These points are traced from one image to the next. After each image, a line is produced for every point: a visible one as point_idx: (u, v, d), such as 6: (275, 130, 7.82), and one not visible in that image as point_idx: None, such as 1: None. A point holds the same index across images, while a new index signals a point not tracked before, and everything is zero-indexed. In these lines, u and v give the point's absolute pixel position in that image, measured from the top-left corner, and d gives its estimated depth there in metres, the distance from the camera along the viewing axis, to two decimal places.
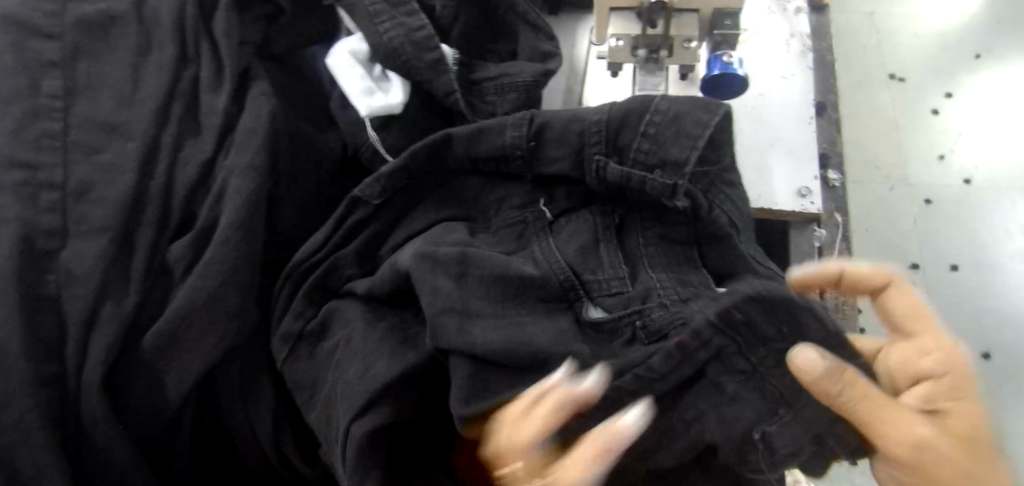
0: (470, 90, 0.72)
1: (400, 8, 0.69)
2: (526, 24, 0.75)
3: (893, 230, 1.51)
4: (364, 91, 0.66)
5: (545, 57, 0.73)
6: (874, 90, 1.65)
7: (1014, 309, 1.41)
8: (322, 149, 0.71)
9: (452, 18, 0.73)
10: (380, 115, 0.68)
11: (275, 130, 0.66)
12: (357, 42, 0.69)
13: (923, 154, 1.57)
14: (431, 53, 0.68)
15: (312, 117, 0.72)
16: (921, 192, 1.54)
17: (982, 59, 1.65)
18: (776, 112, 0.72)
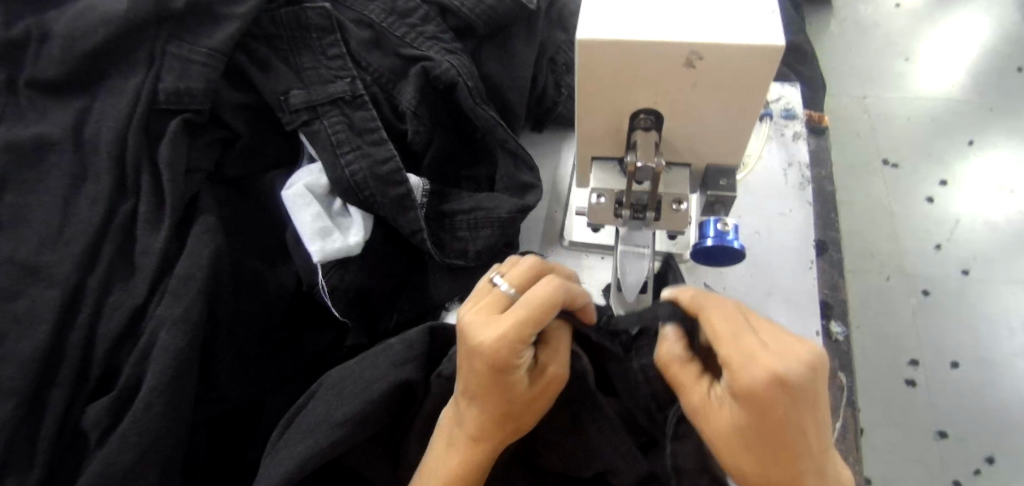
0: (441, 223, 0.66)
1: (366, 136, 0.64)
2: (505, 151, 0.68)
3: (892, 322, 1.44)
4: (318, 231, 0.60)
5: (523, 189, 0.67)
6: (866, 175, 1.62)
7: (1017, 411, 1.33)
8: (273, 288, 0.64)
9: (425, 145, 0.67)
10: (335, 257, 0.61)
11: (216, 271, 0.60)
12: (316, 174, 0.63)
13: (918, 242, 1.52)
14: (397, 188, 0.62)
15: (265, 249, 0.66)
16: (919, 283, 1.48)
17: (974, 146, 1.62)
18: (771, 260, 0.67)
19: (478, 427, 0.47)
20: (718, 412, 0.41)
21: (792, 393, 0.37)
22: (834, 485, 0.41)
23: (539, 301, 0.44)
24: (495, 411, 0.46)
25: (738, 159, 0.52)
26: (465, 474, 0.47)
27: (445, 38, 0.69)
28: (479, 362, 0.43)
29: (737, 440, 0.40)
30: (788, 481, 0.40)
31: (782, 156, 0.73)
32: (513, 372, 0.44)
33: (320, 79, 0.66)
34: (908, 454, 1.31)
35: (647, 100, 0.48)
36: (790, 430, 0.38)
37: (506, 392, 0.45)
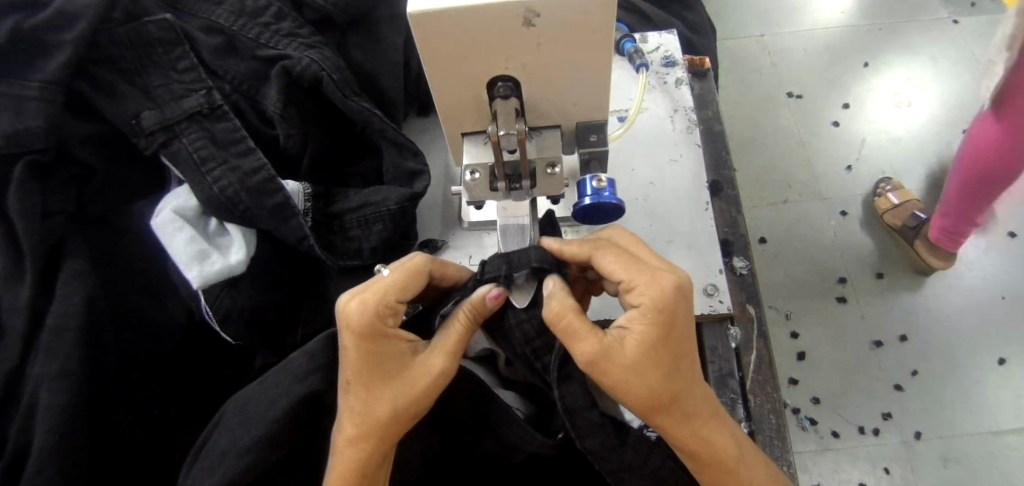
0: (328, 224, 0.63)
1: (231, 148, 0.60)
2: (386, 141, 0.65)
3: (817, 246, 1.47)
4: (195, 256, 0.56)
5: (410, 177, 0.66)
6: (775, 110, 1.66)
7: (940, 308, 1.37)
8: (163, 323, 0.61)
9: (300, 147, 0.64)
10: (219, 280, 0.58)
11: (92, 315, 0.55)
12: (187, 197, 0.59)
13: (831, 167, 1.57)
14: (273, 196, 0.58)
15: (146, 282, 0.61)
16: (837, 206, 1.52)
17: (870, 66, 1.68)
18: (668, 209, 0.67)
19: (356, 424, 0.45)
20: (617, 339, 0.45)
21: (672, 306, 0.45)
22: (704, 390, 0.48)
23: (404, 270, 0.48)
24: (371, 399, 0.45)
25: (604, 113, 0.51)
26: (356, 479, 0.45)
27: (303, 33, 0.65)
28: (349, 333, 0.46)
29: (638, 357, 0.44)
30: (679, 388, 0.45)
31: (665, 105, 0.74)
32: (381, 340, 0.46)
33: (172, 95, 0.60)
34: (849, 366, 1.34)
35: (500, 67, 0.46)
36: (675, 338, 0.45)
37: (378, 364, 0.46)
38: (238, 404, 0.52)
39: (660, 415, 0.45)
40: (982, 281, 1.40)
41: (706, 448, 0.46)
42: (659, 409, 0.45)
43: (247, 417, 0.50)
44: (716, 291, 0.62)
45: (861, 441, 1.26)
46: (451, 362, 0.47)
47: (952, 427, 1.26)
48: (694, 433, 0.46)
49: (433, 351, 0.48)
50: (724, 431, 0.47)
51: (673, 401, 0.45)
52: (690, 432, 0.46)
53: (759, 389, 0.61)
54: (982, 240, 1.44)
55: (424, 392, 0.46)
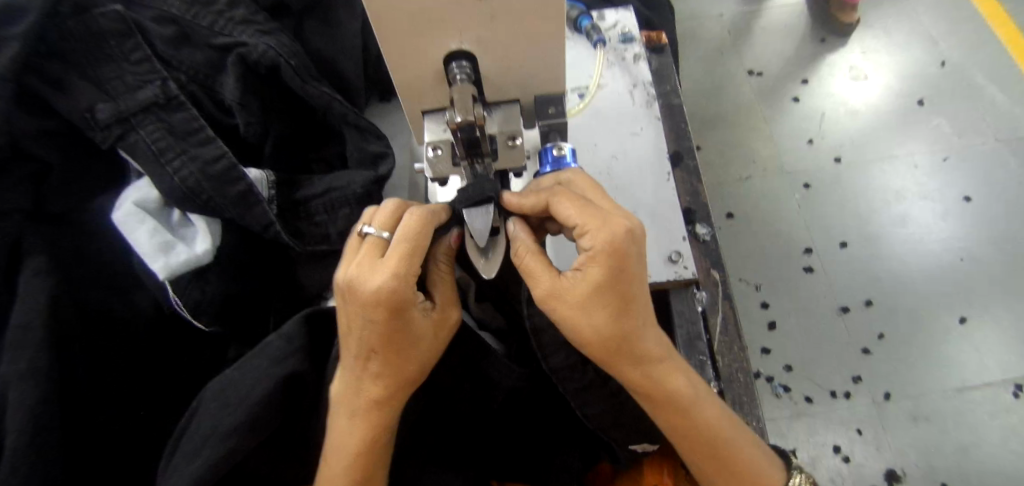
0: (294, 211, 0.63)
1: (190, 139, 0.59)
2: (348, 126, 0.66)
3: (783, 219, 1.51)
4: (159, 247, 0.56)
5: (375, 160, 0.66)
6: (737, 88, 1.69)
7: (903, 272, 1.42)
8: (131, 318, 0.60)
9: (262, 135, 0.64)
10: (186, 270, 0.57)
11: (57, 312, 0.54)
12: (148, 188, 0.58)
13: (793, 141, 1.60)
14: (236, 185, 0.58)
15: (112, 278, 0.60)
16: (800, 178, 1.56)
17: (827, 42, 1.72)
18: (631, 181, 0.68)
19: (385, 386, 0.48)
20: (570, 281, 0.46)
21: (623, 251, 0.45)
22: (658, 330, 0.49)
23: (410, 228, 0.46)
24: (400, 365, 0.47)
25: (561, 85, 0.52)
26: (379, 436, 0.49)
27: (258, 19, 0.65)
28: (377, 306, 0.44)
29: (589, 298, 0.46)
30: (631, 328, 0.47)
31: (624, 80, 0.75)
32: (408, 310, 0.45)
33: (127, 88, 0.59)
34: (819, 333, 1.38)
35: (455, 41, 0.47)
36: (626, 281, 0.46)
37: (403, 332, 0.46)
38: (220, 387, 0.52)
39: (617, 356, 0.47)
40: (941, 244, 1.44)
41: (658, 387, 0.48)
42: (613, 349, 0.47)
43: (228, 400, 0.50)
44: (682, 257, 0.64)
45: (833, 405, 1.31)
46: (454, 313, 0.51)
47: (918, 387, 1.31)
48: (648, 374, 0.48)
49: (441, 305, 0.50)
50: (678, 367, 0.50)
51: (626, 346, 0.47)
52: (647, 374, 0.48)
53: (726, 350, 0.63)
54: (939, 205, 1.49)
55: (440, 344, 0.50)
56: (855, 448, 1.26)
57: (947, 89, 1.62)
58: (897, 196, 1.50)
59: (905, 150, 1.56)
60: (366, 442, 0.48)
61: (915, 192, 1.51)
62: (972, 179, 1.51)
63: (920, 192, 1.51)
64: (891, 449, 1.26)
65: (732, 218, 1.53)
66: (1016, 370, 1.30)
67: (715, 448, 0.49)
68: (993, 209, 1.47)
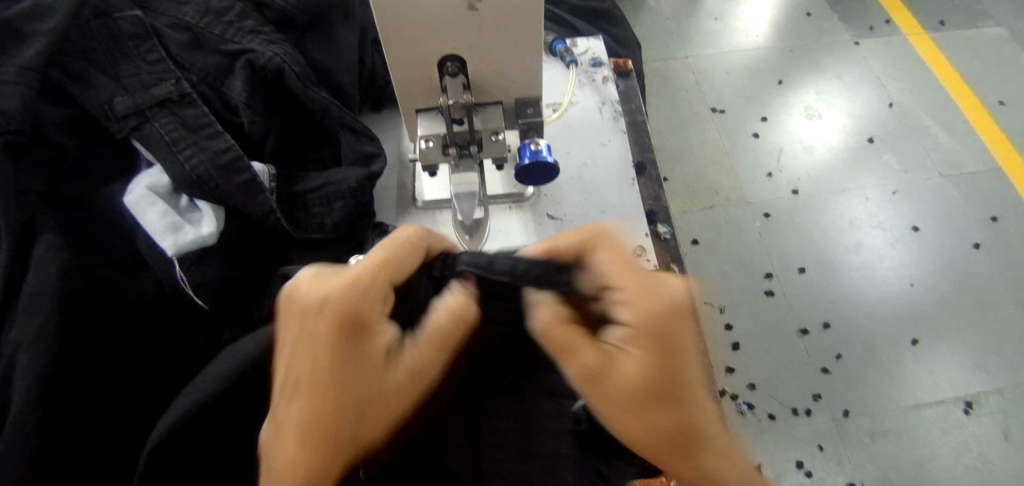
0: (293, 203, 0.69)
1: (200, 132, 0.65)
2: (344, 128, 0.72)
3: (746, 245, 1.61)
4: (167, 227, 0.61)
5: (367, 159, 0.72)
6: (701, 124, 1.81)
7: (856, 296, 1.52)
8: (134, 298, 0.64)
9: (264, 133, 0.70)
10: (191, 251, 0.62)
11: (68, 285, 0.59)
12: (160, 175, 0.64)
13: (754, 173, 1.72)
14: (241, 174, 0.64)
15: (119, 259, 0.65)
16: (761, 208, 1.66)
17: (784, 84, 1.86)
18: (600, 185, 0.75)
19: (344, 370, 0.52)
20: (618, 355, 0.45)
21: (678, 313, 0.46)
22: (710, 416, 0.47)
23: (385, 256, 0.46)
24: None
25: (537, 90, 0.59)
26: None
27: (265, 30, 0.72)
28: (327, 312, 0.43)
29: (637, 377, 0.44)
30: (681, 416, 0.45)
31: (594, 98, 0.83)
32: (360, 323, 0.44)
33: (143, 84, 0.65)
34: (779, 353, 1.46)
35: (447, 47, 0.54)
36: (670, 352, 0.45)
37: (353, 355, 0.43)
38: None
39: (668, 450, 0.45)
40: (891, 270, 1.55)
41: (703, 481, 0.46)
42: (677, 431, 0.44)
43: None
44: (644, 251, 0.71)
45: (795, 421, 1.37)
46: (426, 362, 0.45)
47: (875, 404, 1.38)
48: (694, 465, 0.46)
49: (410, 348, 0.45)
50: (734, 462, 0.47)
51: (678, 430, 0.45)
52: (693, 467, 0.46)
53: None
54: (888, 234, 1.60)
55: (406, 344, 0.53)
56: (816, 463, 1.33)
57: (894, 129, 1.76)
58: (851, 225, 1.62)
59: (856, 184, 1.68)
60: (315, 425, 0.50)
61: (868, 222, 1.62)
62: (919, 211, 1.63)
63: (870, 222, 1.62)
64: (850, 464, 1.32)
65: (697, 244, 1.62)
66: (962, 387, 1.39)
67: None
68: (939, 238, 1.59)
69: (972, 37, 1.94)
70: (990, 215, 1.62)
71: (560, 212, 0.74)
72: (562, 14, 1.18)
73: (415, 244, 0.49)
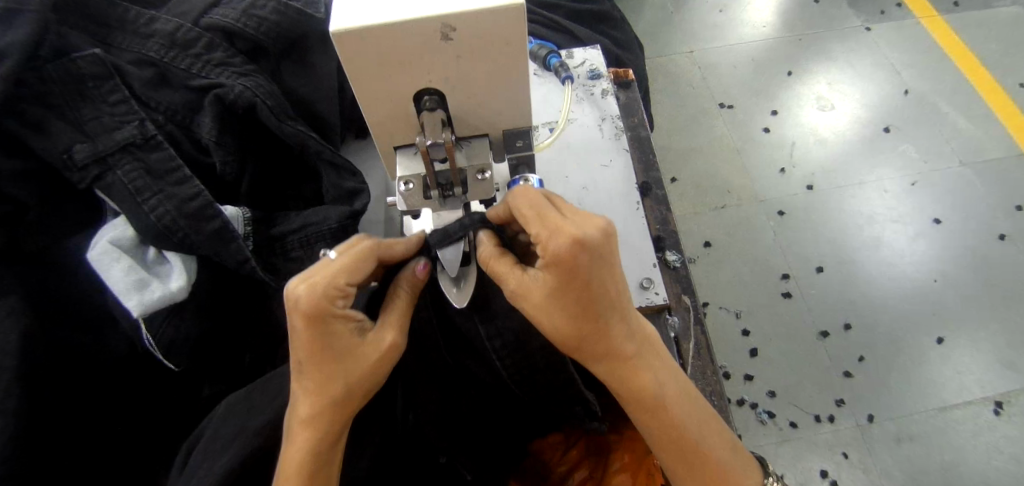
0: (271, 247, 0.64)
1: (166, 178, 0.60)
2: (324, 162, 0.67)
3: (760, 246, 1.54)
4: (133, 284, 0.56)
5: (350, 196, 0.67)
6: (708, 121, 1.74)
7: (878, 295, 1.45)
8: (104, 358, 0.60)
9: (238, 174, 0.65)
10: (160, 309, 0.57)
11: (29, 353, 0.55)
12: (124, 227, 0.59)
13: (766, 170, 1.65)
14: (211, 222, 0.59)
15: (88, 317, 0.61)
16: (774, 206, 1.59)
17: (794, 74, 1.79)
18: (602, 210, 0.70)
19: (314, 405, 0.47)
20: (528, 286, 0.48)
21: (597, 248, 0.46)
22: (631, 331, 0.50)
23: (354, 253, 0.48)
24: (329, 380, 0.47)
25: (527, 120, 0.54)
26: (315, 452, 0.47)
27: (235, 62, 0.67)
28: (296, 315, 0.46)
29: (546, 304, 0.48)
30: (591, 332, 0.49)
31: (593, 115, 0.78)
32: (330, 322, 0.47)
33: (104, 129, 0.61)
34: (800, 358, 1.39)
35: (423, 81, 0.48)
36: (584, 285, 0.46)
37: (332, 347, 0.47)
38: (222, 416, 0.52)
39: (587, 355, 0.50)
40: (913, 266, 1.48)
41: (624, 386, 0.50)
42: (587, 340, 0.49)
43: (219, 446, 0.49)
44: (651, 283, 0.65)
45: (818, 429, 1.31)
46: (395, 337, 0.50)
47: (900, 408, 1.32)
48: (615, 371, 0.50)
49: (378, 329, 0.50)
50: (660, 370, 0.52)
51: (592, 343, 0.49)
52: (614, 372, 0.50)
53: (699, 374, 0.64)
54: (910, 228, 1.53)
55: (377, 364, 0.49)
56: (842, 472, 1.26)
57: (911, 117, 1.68)
58: (869, 221, 1.54)
59: (873, 177, 1.60)
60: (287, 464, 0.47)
61: (886, 216, 1.55)
62: (941, 203, 1.56)
63: (889, 216, 1.55)
64: (878, 473, 1.26)
65: (709, 246, 1.55)
66: (994, 388, 1.32)
67: (678, 446, 0.51)
68: (963, 231, 1.51)
69: (989, 17, 1.85)
70: (1015, 204, 1.53)
71: None
72: (558, 20, 1.12)
73: (368, 247, 0.49)
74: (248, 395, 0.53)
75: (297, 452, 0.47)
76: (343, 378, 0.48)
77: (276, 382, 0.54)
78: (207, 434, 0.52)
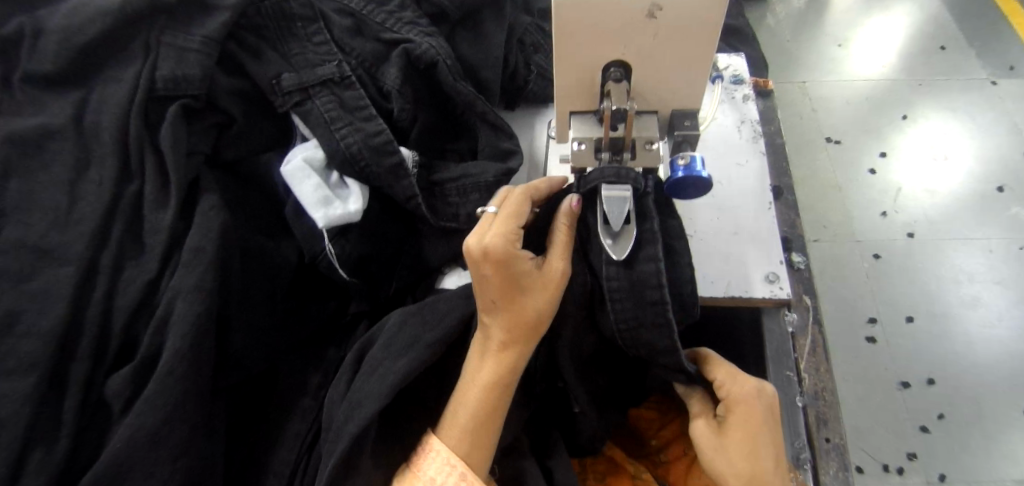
0: (432, 191, 0.71)
1: (356, 114, 0.68)
2: (484, 123, 0.75)
3: (849, 285, 1.51)
4: (319, 200, 0.64)
5: (504, 156, 0.73)
6: (812, 153, 1.72)
7: (969, 354, 1.40)
8: (278, 262, 0.67)
9: (411, 120, 0.72)
10: (337, 225, 0.65)
11: (226, 245, 0.63)
12: (315, 150, 0.67)
13: (866, 211, 1.61)
14: (391, 157, 0.66)
15: (265, 223, 0.70)
16: (870, 248, 1.56)
17: (909, 118, 1.74)
18: (736, 205, 0.73)
19: (505, 333, 0.55)
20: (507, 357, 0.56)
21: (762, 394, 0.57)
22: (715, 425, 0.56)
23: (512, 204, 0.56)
24: (516, 310, 0.54)
25: (697, 103, 0.58)
26: (508, 369, 0.55)
27: (422, 23, 0.75)
28: (485, 261, 0.52)
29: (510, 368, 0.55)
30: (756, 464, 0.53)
31: (732, 117, 0.81)
32: (514, 263, 0.53)
33: (308, 63, 0.70)
34: (876, 404, 1.36)
35: (616, 53, 0.54)
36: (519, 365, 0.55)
37: (518, 283, 0.53)
38: (398, 326, 0.59)
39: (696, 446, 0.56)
40: (1010, 332, 1.42)
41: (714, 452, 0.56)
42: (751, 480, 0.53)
43: (397, 351, 0.57)
44: (778, 278, 0.68)
45: (885, 479, 1.28)
46: (566, 263, 0.55)
47: (977, 473, 1.27)
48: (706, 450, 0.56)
49: (550, 258, 0.55)
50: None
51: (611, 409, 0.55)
52: (718, 452, 0.55)
53: (812, 370, 0.66)
54: (1012, 293, 1.47)
55: (555, 288, 0.54)
56: None
57: None
58: (968, 278, 1.49)
59: (978, 236, 1.55)
60: (485, 382, 0.56)
61: (987, 276, 1.49)
62: None
63: (990, 277, 1.49)
64: None
65: None
66: None
67: None
68: None
69: None
70: None
71: (690, 226, 0.72)
72: None
73: (522, 193, 0.57)
74: (419, 311, 0.59)
75: (494, 372, 0.55)
76: (527, 308, 0.54)
77: (442, 304, 0.60)
78: (384, 338, 0.59)
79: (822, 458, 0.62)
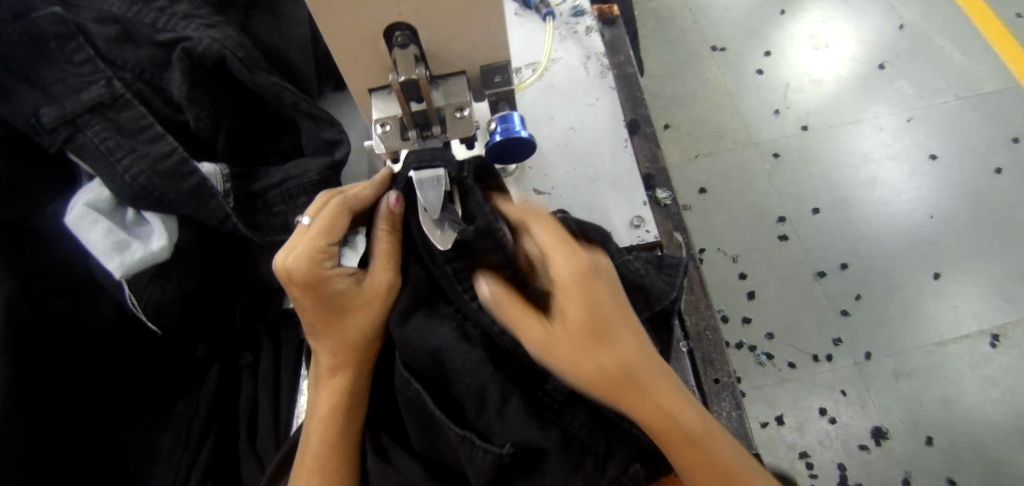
0: (253, 203, 0.63)
1: (139, 136, 0.58)
2: (301, 114, 0.65)
3: (755, 190, 1.51)
4: (111, 247, 0.56)
5: (330, 147, 0.65)
6: (701, 65, 1.69)
7: (873, 232, 1.43)
8: (92, 324, 0.59)
9: (213, 130, 0.63)
10: (141, 269, 0.57)
11: (14, 318, 0.53)
12: (100, 188, 0.58)
13: (760, 111, 1.61)
14: (189, 179, 0.57)
15: (69, 284, 0.60)
16: (769, 149, 1.56)
17: (786, 13, 1.73)
18: (590, 151, 0.69)
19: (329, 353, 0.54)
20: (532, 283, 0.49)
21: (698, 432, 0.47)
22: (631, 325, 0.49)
23: (326, 214, 0.52)
24: (335, 323, 0.53)
25: (506, 55, 0.51)
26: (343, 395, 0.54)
27: (201, 12, 0.64)
28: (293, 283, 0.52)
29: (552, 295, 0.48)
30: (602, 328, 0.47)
31: (576, 54, 0.75)
32: (326, 283, 0.51)
33: (71, 89, 0.58)
34: (797, 299, 1.39)
35: (393, 14, 0.45)
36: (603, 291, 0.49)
37: (332, 303, 0.52)
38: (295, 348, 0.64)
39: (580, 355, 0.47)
40: (909, 204, 1.46)
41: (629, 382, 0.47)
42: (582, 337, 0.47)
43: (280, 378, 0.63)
44: (643, 221, 0.65)
45: (815, 368, 1.32)
46: (388, 274, 0.54)
47: (897, 344, 1.32)
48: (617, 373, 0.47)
49: (372, 271, 0.54)
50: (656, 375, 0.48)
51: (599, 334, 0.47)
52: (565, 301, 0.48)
53: (693, 311, 0.64)
54: (904, 166, 1.50)
55: (381, 302, 0.54)
56: (841, 409, 1.28)
57: (907, 53, 1.63)
58: (865, 159, 1.51)
59: (867, 115, 1.56)
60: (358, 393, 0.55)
61: (883, 153, 1.52)
62: (939, 139, 1.52)
63: (883, 154, 1.52)
64: (874, 406, 1.27)
65: (704, 193, 1.53)
66: (989, 320, 1.32)
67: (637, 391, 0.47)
68: (957, 165, 1.48)
69: None
70: (1012, 136, 1.50)
71: (546, 184, 0.68)
72: None
73: (337, 204, 0.52)
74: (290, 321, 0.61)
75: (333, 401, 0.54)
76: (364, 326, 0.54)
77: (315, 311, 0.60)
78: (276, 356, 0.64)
79: (713, 399, 0.60)
